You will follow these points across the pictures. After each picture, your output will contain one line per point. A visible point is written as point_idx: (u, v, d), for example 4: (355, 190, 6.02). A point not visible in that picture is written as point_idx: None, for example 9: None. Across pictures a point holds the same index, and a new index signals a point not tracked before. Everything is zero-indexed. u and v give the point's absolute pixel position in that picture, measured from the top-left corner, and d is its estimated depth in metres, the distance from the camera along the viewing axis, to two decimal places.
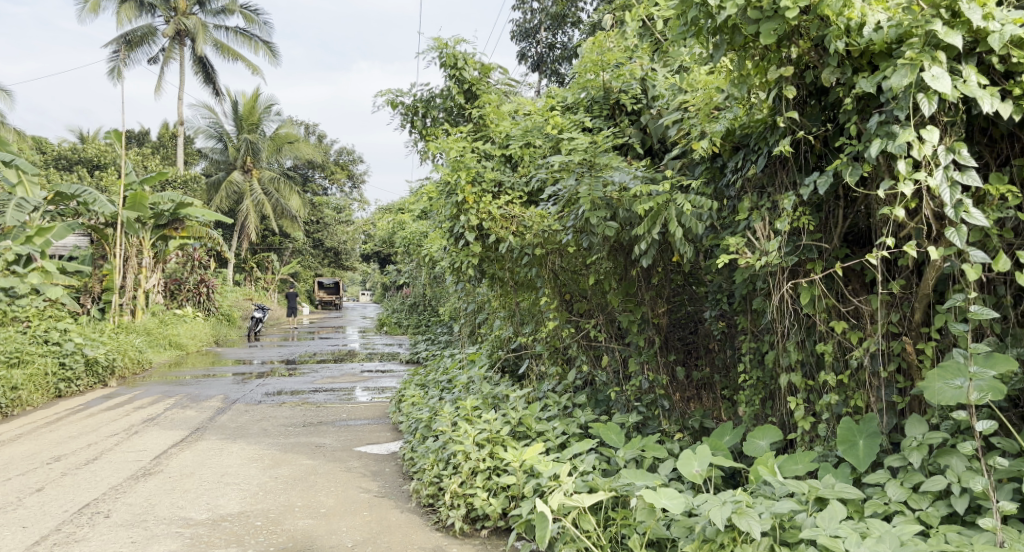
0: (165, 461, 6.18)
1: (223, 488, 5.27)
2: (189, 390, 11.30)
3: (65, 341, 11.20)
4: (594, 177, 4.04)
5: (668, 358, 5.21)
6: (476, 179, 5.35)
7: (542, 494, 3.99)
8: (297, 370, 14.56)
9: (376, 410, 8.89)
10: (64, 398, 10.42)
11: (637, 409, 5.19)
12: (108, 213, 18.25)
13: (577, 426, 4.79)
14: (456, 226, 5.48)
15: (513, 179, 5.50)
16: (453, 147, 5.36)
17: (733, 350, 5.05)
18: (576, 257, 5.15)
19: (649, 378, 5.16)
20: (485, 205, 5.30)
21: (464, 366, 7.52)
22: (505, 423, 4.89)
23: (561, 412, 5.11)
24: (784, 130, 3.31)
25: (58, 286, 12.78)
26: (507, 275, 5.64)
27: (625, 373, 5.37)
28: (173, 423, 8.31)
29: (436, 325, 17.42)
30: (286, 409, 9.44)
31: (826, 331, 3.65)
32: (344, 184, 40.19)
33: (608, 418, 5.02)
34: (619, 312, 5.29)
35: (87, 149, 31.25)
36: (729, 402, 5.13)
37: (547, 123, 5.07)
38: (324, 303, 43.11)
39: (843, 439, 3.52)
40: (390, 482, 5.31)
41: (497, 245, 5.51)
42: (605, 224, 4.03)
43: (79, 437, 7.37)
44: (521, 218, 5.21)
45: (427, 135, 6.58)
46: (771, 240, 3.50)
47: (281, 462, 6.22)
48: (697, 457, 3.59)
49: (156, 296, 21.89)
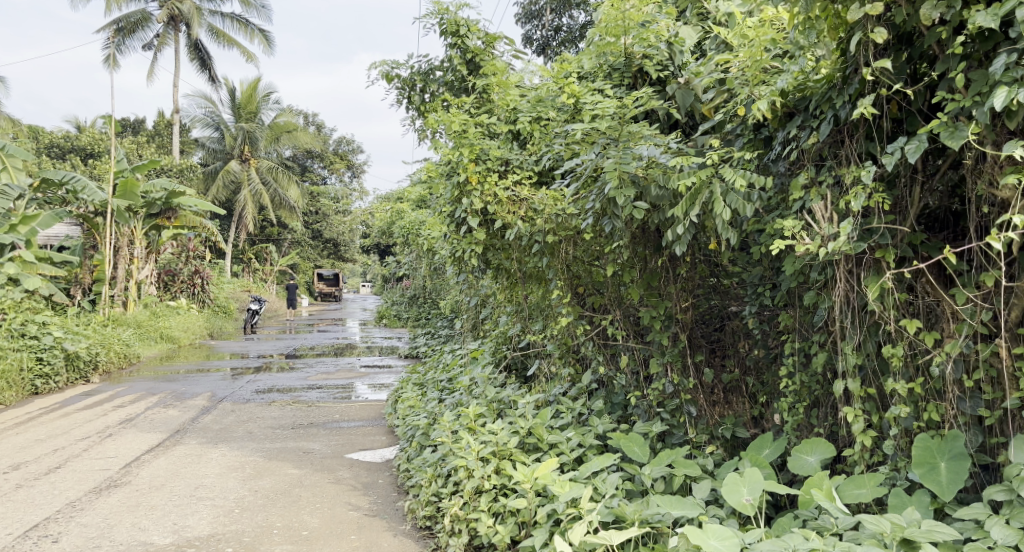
0: (135, 470, 5.63)
1: (194, 504, 4.71)
2: (174, 387, 10.74)
3: (43, 335, 10.66)
4: (620, 148, 3.46)
5: (695, 358, 4.62)
6: (479, 157, 4.78)
7: (558, 521, 3.41)
8: (292, 365, 14.00)
9: (371, 410, 8.31)
10: (41, 396, 9.88)
11: (660, 416, 4.61)
12: (97, 201, 17.71)
13: (594, 437, 4.22)
14: (457, 210, 4.91)
15: (521, 157, 4.91)
16: (454, 120, 4.78)
17: (768, 350, 4.47)
18: (592, 245, 4.57)
19: (673, 381, 4.57)
20: (490, 186, 4.72)
21: (466, 364, 6.95)
22: (513, 433, 4.32)
23: (574, 420, 4.54)
24: (859, 85, 2.75)
25: (38, 276, 12.22)
26: (514, 266, 5.06)
27: (646, 375, 4.78)
28: (152, 425, 7.76)
29: (437, 318, 16.84)
30: (276, 408, 8.87)
31: (896, 331, 3.01)
32: (344, 175, 39.53)
33: (628, 427, 4.44)
34: (639, 307, 4.71)
35: (80, 137, 30.65)
36: (764, 407, 4.55)
37: (562, 91, 4.44)
38: (324, 296, 42.48)
39: (919, 461, 2.90)
40: (383, 497, 4.74)
41: (504, 231, 4.93)
42: (633, 206, 3.45)
43: (48, 440, 6.84)
44: (531, 201, 4.64)
45: (425, 112, 6.00)
46: (835, 223, 2.92)
47: (264, 471, 5.64)
48: (746, 482, 3.02)
49: (149, 288, 21.32)
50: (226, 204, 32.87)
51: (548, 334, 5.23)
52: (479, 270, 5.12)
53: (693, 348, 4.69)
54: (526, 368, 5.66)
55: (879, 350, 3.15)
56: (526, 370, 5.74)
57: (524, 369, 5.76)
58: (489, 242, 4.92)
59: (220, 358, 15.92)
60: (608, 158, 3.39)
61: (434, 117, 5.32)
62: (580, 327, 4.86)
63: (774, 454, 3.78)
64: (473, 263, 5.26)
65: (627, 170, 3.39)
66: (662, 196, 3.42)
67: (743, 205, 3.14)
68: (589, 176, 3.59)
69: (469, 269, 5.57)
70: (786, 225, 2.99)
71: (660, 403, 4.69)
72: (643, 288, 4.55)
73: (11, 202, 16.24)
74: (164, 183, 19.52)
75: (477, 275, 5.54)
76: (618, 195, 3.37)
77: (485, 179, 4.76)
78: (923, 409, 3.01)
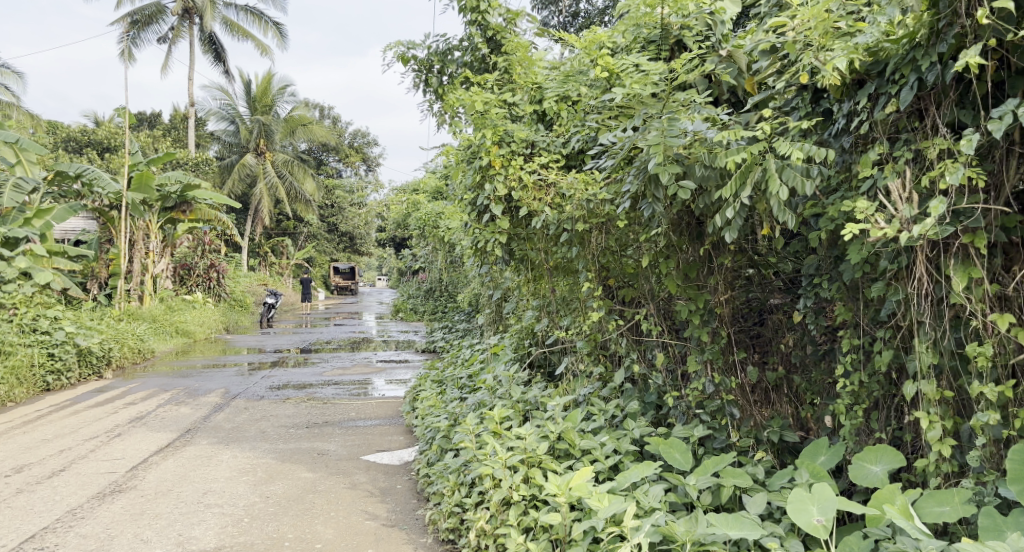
0: (142, 474, 5.36)
1: (200, 513, 4.43)
2: (187, 384, 10.48)
3: (55, 330, 10.46)
4: (663, 122, 3.10)
5: (737, 355, 4.27)
6: (503, 140, 4.44)
7: (596, 540, 3.09)
8: (307, 359, 13.73)
9: (388, 408, 8.00)
10: (52, 393, 9.69)
11: (700, 418, 4.26)
12: (112, 194, 17.54)
13: (630, 442, 3.88)
14: (479, 196, 4.57)
15: (548, 139, 4.56)
16: (476, 99, 4.44)
17: (817, 345, 4.13)
18: (627, 232, 4.22)
19: (714, 380, 4.23)
20: (515, 169, 4.38)
21: (488, 361, 6.62)
22: (541, 438, 3.99)
23: (607, 423, 4.20)
24: (956, 41, 2.48)
25: (49, 270, 12.01)
26: (540, 257, 4.72)
27: (684, 373, 4.44)
28: (163, 423, 7.50)
29: (455, 312, 16.53)
30: (290, 405, 8.57)
31: (986, 327, 2.67)
32: (359, 168, 39.25)
33: (667, 432, 4.10)
34: (676, 300, 4.37)
35: (96, 131, 30.55)
36: (810, 407, 4.20)
37: (595, 65, 4.08)
38: (340, 289, 42.29)
39: (1015, 477, 2.58)
40: (402, 505, 4.43)
41: (530, 220, 4.59)
42: (677, 186, 3.09)
43: (54, 440, 6.61)
44: (559, 185, 4.30)
45: (443, 94, 5.65)
46: (916, 203, 2.62)
47: (276, 474, 5.35)
48: (815, 501, 2.72)
49: (165, 282, 21.16)
50: (241, 197, 32.69)
51: (573, 329, 4.87)
52: (502, 262, 4.78)
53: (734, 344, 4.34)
54: (551, 366, 5.31)
55: (961, 347, 2.80)
56: (550, 369, 5.38)
57: (549, 368, 5.40)
58: (514, 231, 4.58)
59: (235, 353, 15.68)
60: (651, 132, 3.04)
61: (453, 99, 4.99)
62: (611, 321, 4.51)
63: (831, 462, 3.44)
64: (496, 254, 4.91)
65: (673, 146, 3.04)
66: (707, 176, 3.05)
67: (806, 183, 2.78)
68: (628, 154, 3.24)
69: (490, 261, 5.22)
70: (859, 205, 2.64)
71: (700, 403, 4.34)
72: (681, 279, 4.22)
73: (25, 195, 16.11)
74: (178, 175, 19.32)
75: (499, 268, 5.18)
76: (662, 173, 3.01)
77: (511, 163, 4.43)
78: (1014, 415, 2.67)
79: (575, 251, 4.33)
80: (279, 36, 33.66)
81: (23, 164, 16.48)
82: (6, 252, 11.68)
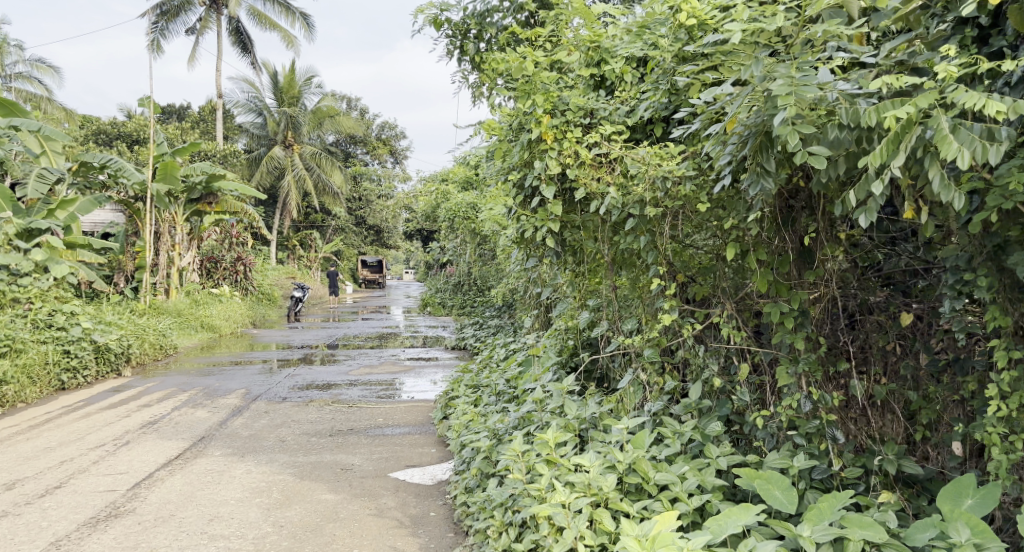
0: (144, 493, 4.75)
1: (202, 548, 3.80)
2: (208, 383, 9.92)
3: (71, 326, 9.95)
4: (789, 68, 2.40)
5: (839, 365, 3.57)
6: (557, 110, 3.75)
7: None
8: (333, 356, 13.18)
9: (418, 413, 7.37)
10: (67, 392, 9.18)
11: (795, 442, 3.56)
12: (137, 184, 17.11)
13: (718, 477, 3.20)
14: (527, 176, 3.87)
15: (609, 106, 3.86)
16: (524, 61, 3.77)
17: (938, 354, 3.44)
18: (709, 216, 3.53)
19: (813, 395, 3.53)
20: (572, 143, 3.70)
21: (529, 364, 5.96)
22: (606, 468, 3.31)
23: (683, 448, 3.51)
24: None
25: (66, 263, 11.51)
26: (596, 252, 4.01)
27: (774, 387, 3.73)
28: (177, 429, 6.92)
29: (486, 307, 15.88)
30: (313, 409, 7.96)
31: None
32: (387, 160, 38.75)
33: (759, 461, 3.40)
34: (765, 300, 3.67)
35: (125, 124, 30.30)
36: (927, 428, 3.51)
37: (675, 12, 3.38)
38: (368, 283, 41.94)
39: None
40: (438, 541, 3.77)
41: (586, 203, 3.89)
42: (804, 154, 2.38)
43: (57, 449, 6.05)
44: (627, 161, 3.62)
45: (481, 62, 4.97)
46: None
47: (293, 496, 4.70)
48: None
49: (192, 275, 20.76)
50: (270, 189, 32.32)
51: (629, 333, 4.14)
52: (552, 257, 4.09)
53: (835, 353, 3.65)
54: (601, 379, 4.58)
55: None
56: (603, 381, 4.65)
57: (601, 380, 4.67)
58: (569, 218, 3.87)
59: (261, 349, 15.15)
60: (777, 81, 2.34)
61: (494, 65, 4.31)
62: (686, 324, 3.79)
63: (983, 510, 2.72)
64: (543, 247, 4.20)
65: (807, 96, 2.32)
66: (840, 141, 2.36)
67: (992, 146, 2.08)
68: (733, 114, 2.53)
69: (533, 256, 4.50)
70: None
71: (794, 423, 3.64)
72: (773, 274, 3.54)
73: (49, 186, 15.73)
74: (204, 165, 18.88)
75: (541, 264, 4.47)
76: (790, 134, 2.31)
77: (566, 135, 3.75)
78: None
79: (645, 243, 3.62)
80: (306, 28, 33.24)
81: (48, 155, 16.30)
82: (22, 244, 11.18)
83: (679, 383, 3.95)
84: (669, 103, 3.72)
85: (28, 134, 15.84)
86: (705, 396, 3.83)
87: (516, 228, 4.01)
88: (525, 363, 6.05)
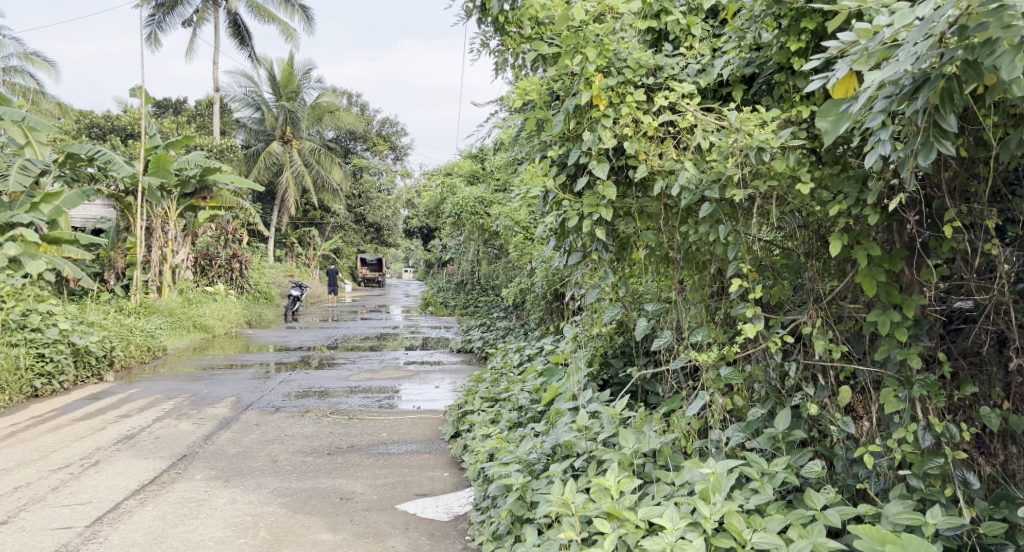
0: (106, 531, 4.01)
1: None
2: (196, 389, 9.18)
3: (47, 327, 9.19)
4: None
5: (967, 390, 2.82)
6: (612, 67, 3.00)
7: None
8: (331, 359, 12.43)
9: (426, 427, 6.65)
10: (40, 400, 8.43)
11: (913, 488, 2.81)
12: (128, 177, 16.35)
13: (830, 540, 2.47)
14: (573, 153, 3.11)
15: (676, 63, 3.09)
16: (569, 7, 2.94)
17: None
18: (810, 201, 2.80)
19: (935, 428, 2.78)
20: (632, 109, 2.96)
21: (555, 377, 5.24)
22: (685, 525, 2.60)
23: (775, 496, 2.78)
24: None
25: (43, 259, 10.76)
26: (653, 246, 3.26)
27: (881, 416, 2.98)
28: (156, 444, 6.18)
29: (493, 309, 15.10)
30: (310, 421, 7.22)
31: None
32: (388, 157, 37.93)
33: (874, 516, 2.67)
34: (872, 307, 2.94)
35: (119, 117, 29.50)
36: None
37: None
38: (368, 281, 41.22)
39: None
40: None
41: (646, 185, 3.14)
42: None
43: (14, 471, 5.30)
44: (703, 129, 2.90)
45: (508, 25, 4.22)
46: None
47: (283, 536, 3.96)
48: None
49: (186, 273, 19.98)
50: (267, 186, 31.53)
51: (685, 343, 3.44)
52: (596, 256, 3.34)
53: (961, 375, 2.91)
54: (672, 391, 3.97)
55: None
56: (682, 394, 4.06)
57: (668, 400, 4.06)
58: (624, 202, 3.12)
59: (257, 350, 14.41)
60: None
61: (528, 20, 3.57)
62: (773, 337, 3.02)
63: None
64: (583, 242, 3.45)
65: None
66: None
67: None
68: (912, 61, 2.02)
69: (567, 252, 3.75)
70: None
71: (908, 462, 2.89)
72: (887, 275, 2.82)
73: (33, 178, 14.97)
74: (199, 159, 18.13)
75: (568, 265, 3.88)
76: None
77: (624, 99, 3.01)
78: None
79: (725, 233, 2.90)
80: (306, 20, 32.46)
81: (32, 146, 15.56)
82: None
83: (752, 408, 3.20)
84: (754, 58, 3.01)
85: (11, 124, 15.10)
86: (774, 418, 3.17)
87: (553, 216, 3.26)
88: (551, 375, 5.34)
